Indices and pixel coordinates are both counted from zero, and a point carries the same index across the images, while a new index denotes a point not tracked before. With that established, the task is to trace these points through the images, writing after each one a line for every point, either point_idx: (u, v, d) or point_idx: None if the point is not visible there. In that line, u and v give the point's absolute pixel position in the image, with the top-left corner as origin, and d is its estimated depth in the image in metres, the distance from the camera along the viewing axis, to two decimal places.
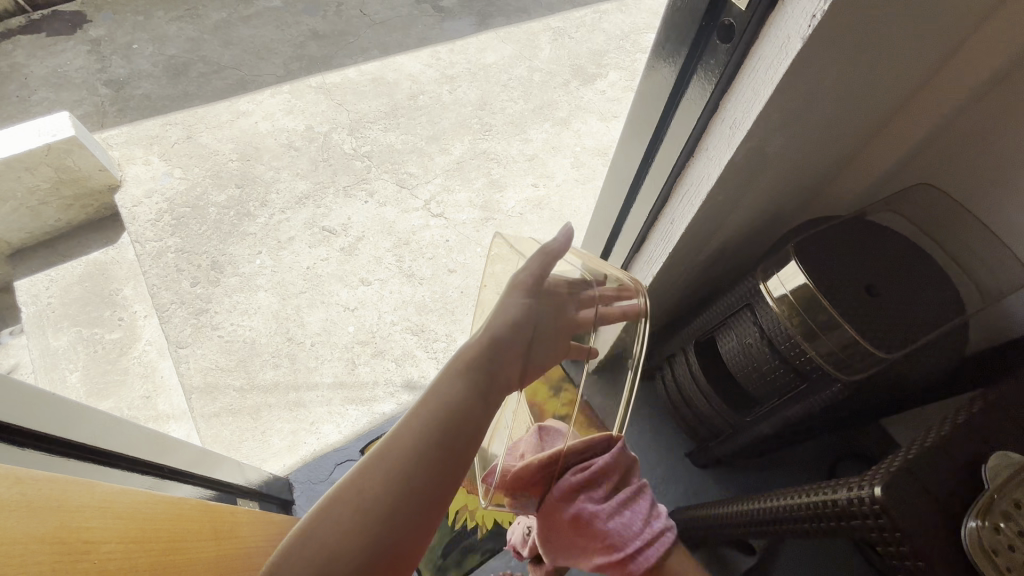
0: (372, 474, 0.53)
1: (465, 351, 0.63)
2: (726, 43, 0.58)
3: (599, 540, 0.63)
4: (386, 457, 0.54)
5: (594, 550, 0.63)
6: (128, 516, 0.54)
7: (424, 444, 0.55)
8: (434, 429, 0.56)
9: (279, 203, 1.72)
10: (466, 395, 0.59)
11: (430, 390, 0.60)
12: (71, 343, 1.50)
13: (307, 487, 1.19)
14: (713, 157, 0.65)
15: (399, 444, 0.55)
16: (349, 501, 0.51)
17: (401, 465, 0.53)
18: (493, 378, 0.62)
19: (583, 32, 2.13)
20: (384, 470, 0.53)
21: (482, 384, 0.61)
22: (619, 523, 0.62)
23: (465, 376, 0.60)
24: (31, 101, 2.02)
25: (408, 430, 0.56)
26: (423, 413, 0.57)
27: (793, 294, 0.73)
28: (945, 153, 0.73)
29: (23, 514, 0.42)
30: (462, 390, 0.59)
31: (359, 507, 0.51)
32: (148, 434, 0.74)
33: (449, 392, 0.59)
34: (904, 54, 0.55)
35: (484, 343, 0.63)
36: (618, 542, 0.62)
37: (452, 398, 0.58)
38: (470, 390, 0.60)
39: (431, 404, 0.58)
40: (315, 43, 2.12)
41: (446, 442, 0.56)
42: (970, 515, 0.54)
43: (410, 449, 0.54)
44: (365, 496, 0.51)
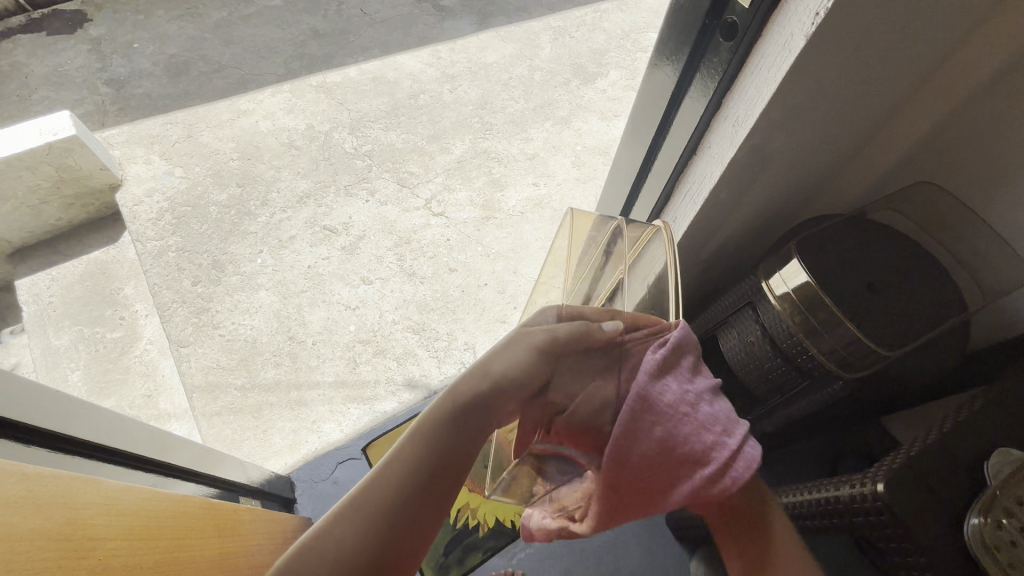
0: (346, 518, 0.48)
1: (459, 384, 0.52)
2: (729, 40, 0.58)
3: (699, 433, 0.48)
4: (362, 498, 0.49)
5: (691, 450, 0.48)
6: (133, 513, 0.54)
7: (403, 493, 0.49)
8: (416, 472, 0.50)
9: (280, 202, 1.72)
10: (455, 434, 0.51)
11: (419, 425, 0.52)
12: (72, 342, 1.48)
13: (309, 485, 1.19)
14: (715, 155, 0.66)
15: (377, 487, 0.49)
16: (318, 548, 0.48)
17: (377, 511, 0.48)
18: (485, 423, 0.52)
19: (584, 31, 2.13)
20: (360, 516, 0.48)
21: (473, 428, 0.51)
22: (712, 415, 0.49)
23: (455, 417, 0.51)
24: (31, 100, 2.02)
25: (390, 473, 0.50)
26: (405, 452, 0.51)
27: (796, 292, 0.72)
28: (947, 151, 0.73)
29: (29, 510, 0.42)
30: (449, 434, 0.51)
31: (330, 557, 0.47)
32: (153, 432, 0.74)
33: (435, 430, 0.51)
34: (907, 52, 0.56)
35: (480, 383, 0.51)
36: (720, 436, 0.48)
37: (439, 442, 0.51)
38: (460, 425, 0.51)
39: (415, 445, 0.51)
40: (315, 42, 2.12)
41: (426, 494, 0.49)
42: (972, 512, 0.54)
43: (386, 499, 0.49)
44: (335, 543, 0.47)
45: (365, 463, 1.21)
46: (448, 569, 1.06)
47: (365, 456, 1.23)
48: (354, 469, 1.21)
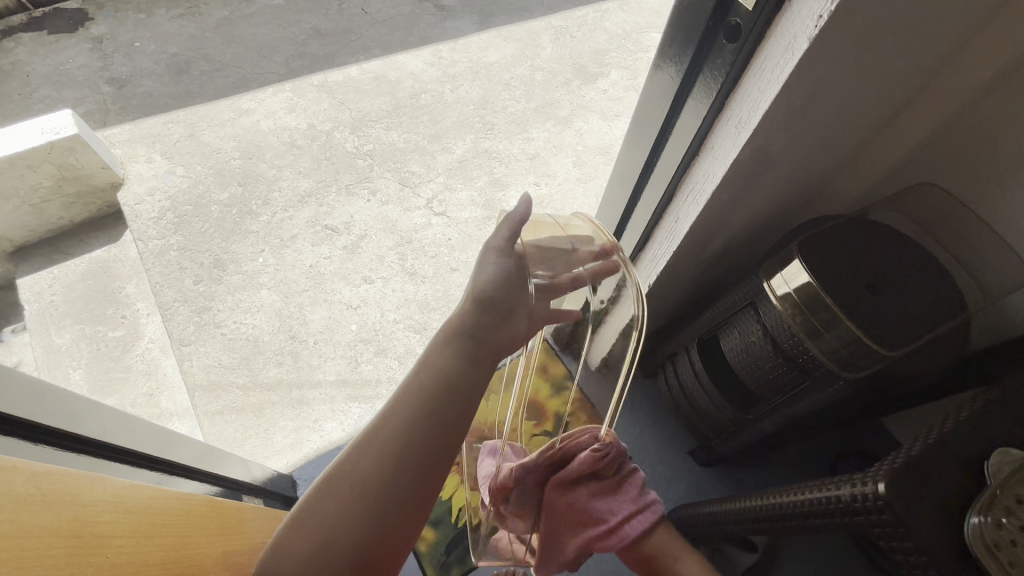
0: (365, 445, 0.55)
1: (454, 319, 0.62)
2: (732, 42, 0.58)
3: (594, 514, 0.67)
4: (378, 424, 0.57)
5: (589, 526, 0.67)
6: (140, 511, 0.55)
7: (417, 418, 0.56)
8: (423, 397, 0.57)
9: (281, 201, 1.73)
10: (457, 363, 0.60)
11: (423, 361, 0.60)
12: (75, 340, 1.50)
13: (311, 484, 1.19)
14: (718, 156, 0.66)
15: (391, 414, 0.57)
16: (350, 477, 0.54)
17: (391, 433, 0.55)
18: (480, 345, 0.61)
19: (585, 31, 2.13)
20: (379, 437, 0.55)
21: (469, 353, 0.60)
22: (607, 502, 0.68)
23: (454, 344, 0.60)
24: (32, 99, 2.02)
25: (401, 402, 0.57)
26: (413, 383, 0.58)
27: (797, 293, 0.73)
28: (947, 150, 0.73)
29: (38, 509, 0.42)
30: (449, 361, 0.59)
31: (355, 477, 0.54)
32: (157, 430, 0.74)
33: (441, 361, 0.59)
34: (910, 53, 0.56)
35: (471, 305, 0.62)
36: (606, 514, 0.67)
37: (442, 371, 0.59)
38: (459, 350, 0.60)
39: (421, 375, 0.59)
40: (316, 41, 2.12)
41: (438, 417, 0.57)
42: (972, 511, 0.54)
43: (401, 426, 0.56)
44: (359, 465, 0.54)
45: None
46: (449, 569, 1.06)
47: None
48: None
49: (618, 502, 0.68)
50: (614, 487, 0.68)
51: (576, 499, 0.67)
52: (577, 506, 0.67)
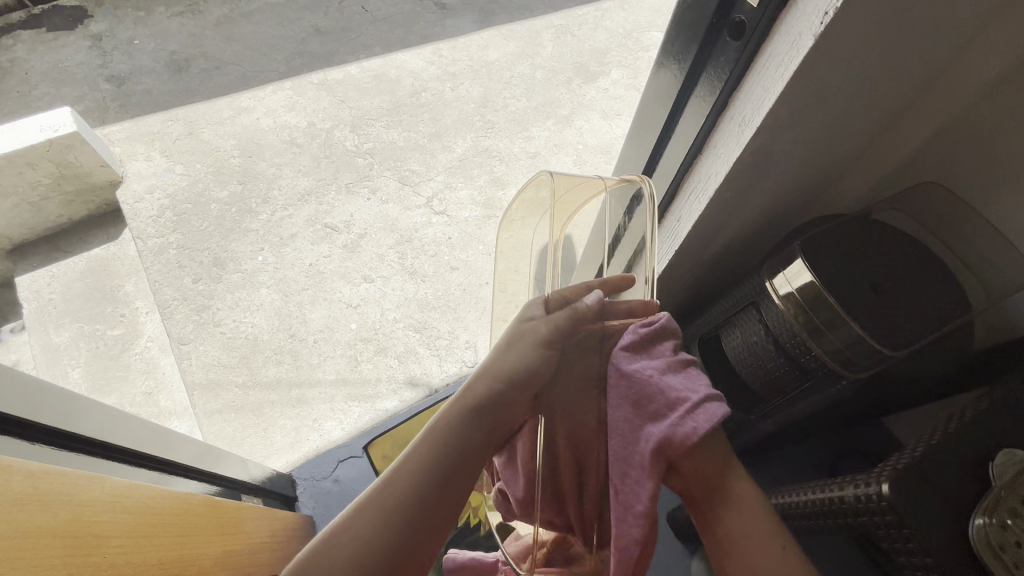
0: (369, 511, 0.51)
1: (476, 383, 0.57)
2: (737, 40, 0.58)
3: (664, 393, 0.54)
4: (382, 490, 0.52)
5: (661, 411, 0.54)
6: (139, 510, 0.54)
7: (428, 487, 0.52)
8: (433, 467, 0.52)
9: (281, 199, 1.72)
10: (473, 433, 0.55)
11: (438, 425, 0.55)
12: (73, 339, 1.49)
13: (311, 484, 1.18)
14: (720, 155, 0.65)
15: (396, 481, 0.52)
16: (348, 543, 0.49)
17: (398, 505, 0.51)
18: (500, 416, 0.56)
19: (586, 29, 2.13)
20: (385, 502, 0.51)
21: (488, 422, 0.55)
22: (677, 381, 0.55)
23: (473, 413, 0.55)
24: (32, 96, 2.01)
25: (413, 467, 0.53)
26: (422, 450, 0.54)
27: (800, 292, 0.73)
28: (949, 153, 0.73)
29: (35, 508, 0.42)
30: (467, 431, 0.55)
31: (356, 544, 0.49)
32: (156, 429, 0.74)
33: (453, 425, 0.55)
34: (914, 52, 0.55)
35: (498, 378, 0.57)
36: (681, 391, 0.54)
37: (458, 439, 0.54)
38: (479, 420, 0.55)
39: (433, 442, 0.54)
40: (316, 39, 2.11)
41: (450, 489, 0.52)
42: (977, 513, 0.54)
43: (412, 493, 0.51)
44: (361, 532, 0.50)
45: (367, 462, 1.20)
46: None
47: (367, 455, 1.22)
48: (356, 468, 1.20)
49: (689, 379, 0.56)
50: (679, 368, 0.57)
51: (637, 373, 0.55)
52: (644, 382, 0.55)
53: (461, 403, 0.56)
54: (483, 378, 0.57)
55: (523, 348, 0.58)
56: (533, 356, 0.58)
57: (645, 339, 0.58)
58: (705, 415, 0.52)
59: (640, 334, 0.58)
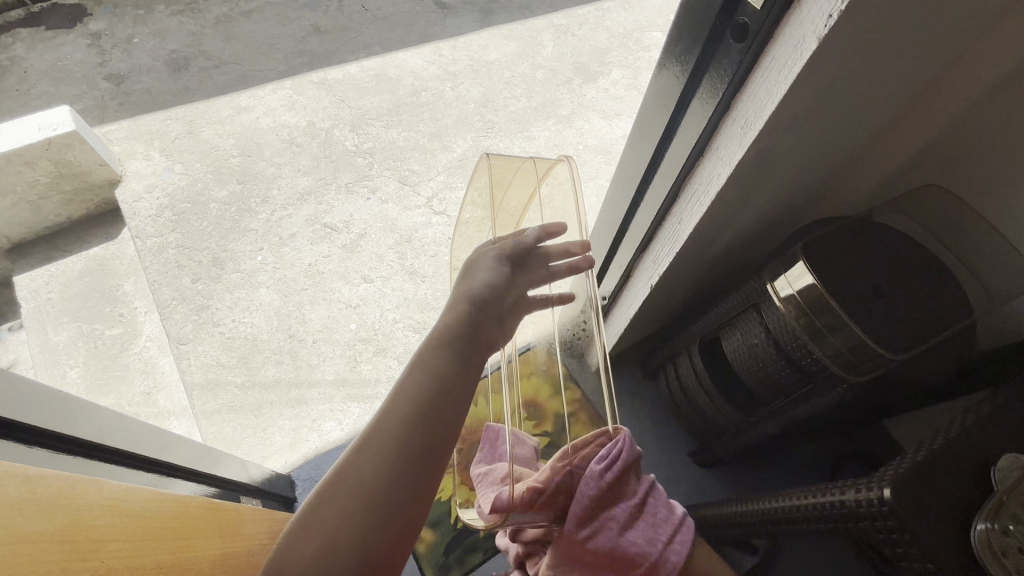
0: (364, 454, 0.54)
1: (445, 323, 0.65)
2: (740, 42, 0.57)
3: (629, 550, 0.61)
4: (373, 432, 0.55)
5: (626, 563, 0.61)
6: (136, 514, 0.54)
7: (414, 418, 0.56)
8: (421, 402, 0.57)
9: (280, 199, 1.72)
10: (450, 364, 0.61)
11: (416, 364, 0.61)
12: (72, 339, 1.50)
13: (310, 484, 1.18)
14: (723, 157, 0.65)
15: (386, 424, 0.56)
16: (347, 483, 0.52)
17: (391, 444, 0.54)
18: (470, 347, 0.64)
19: (587, 29, 2.12)
20: (376, 439, 0.55)
21: (462, 354, 0.63)
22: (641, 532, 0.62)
23: (446, 347, 0.62)
24: (31, 95, 2.01)
25: (398, 402, 0.57)
26: (408, 389, 0.58)
27: (801, 295, 0.72)
28: (951, 155, 0.73)
29: (31, 512, 0.42)
30: (443, 364, 0.61)
31: (356, 481, 0.52)
32: (154, 430, 0.74)
33: (436, 360, 0.61)
34: (918, 54, 0.55)
35: (465, 311, 0.66)
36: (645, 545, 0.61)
37: (437, 372, 0.60)
38: (451, 351, 0.62)
39: (416, 379, 0.59)
40: (316, 38, 2.11)
41: (433, 416, 0.57)
42: (980, 518, 0.54)
43: (400, 426, 0.55)
44: (359, 475, 0.53)
45: None
46: (448, 570, 1.06)
47: None
48: None
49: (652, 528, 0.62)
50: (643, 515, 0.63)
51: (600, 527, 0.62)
52: (608, 539, 0.62)
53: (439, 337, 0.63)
54: (456, 307, 0.67)
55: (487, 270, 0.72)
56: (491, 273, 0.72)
57: (610, 487, 0.62)
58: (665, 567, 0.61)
59: (606, 478, 0.62)
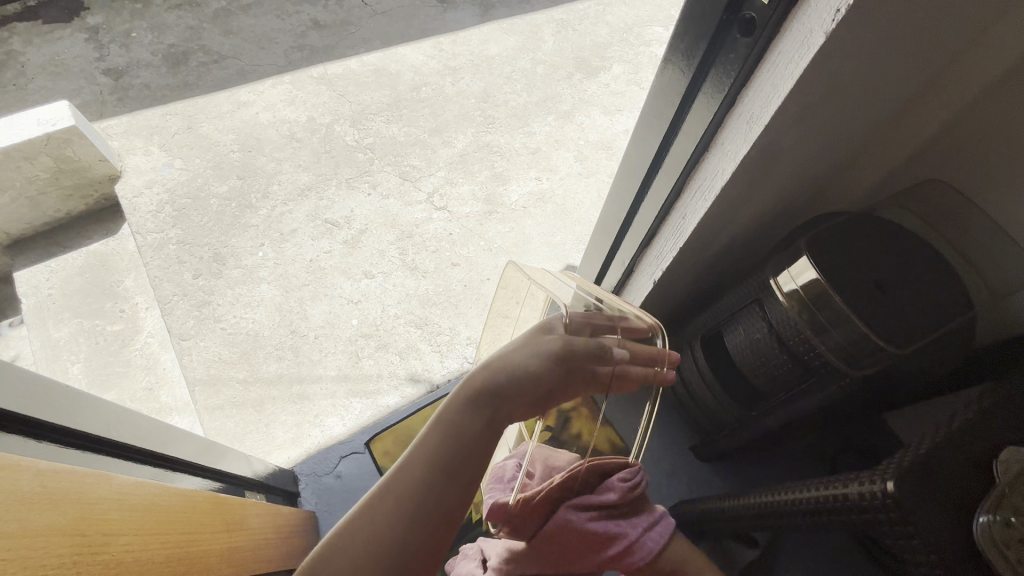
0: (377, 506, 0.53)
1: (474, 375, 0.60)
2: (747, 37, 0.57)
3: (611, 541, 0.61)
4: (389, 485, 0.55)
5: (605, 547, 0.61)
6: (144, 508, 0.54)
7: (430, 476, 0.55)
8: (436, 463, 0.55)
9: (280, 195, 1.71)
10: (473, 422, 0.57)
11: (439, 415, 0.58)
12: (73, 335, 1.50)
13: (313, 479, 1.18)
14: (728, 152, 0.65)
15: (403, 479, 0.55)
16: (360, 530, 0.52)
17: (405, 500, 0.53)
18: (501, 411, 0.58)
19: (586, 24, 2.12)
20: (391, 496, 0.54)
21: (489, 415, 0.58)
22: (628, 523, 0.62)
23: (473, 404, 0.58)
24: (28, 89, 1.99)
25: (417, 459, 0.56)
26: (428, 448, 0.56)
27: (804, 289, 0.73)
28: (950, 151, 0.73)
29: (43, 506, 0.42)
30: (467, 418, 0.57)
31: (368, 533, 0.52)
32: (158, 424, 0.73)
33: (459, 423, 0.57)
34: (923, 48, 0.55)
35: (493, 372, 0.59)
36: (627, 532, 0.61)
37: (458, 427, 0.57)
38: (476, 409, 0.58)
39: (435, 433, 0.57)
40: (316, 33, 2.10)
41: (450, 475, 0.55)
42: (982, 510, 0.55)
43: (418, 484, 0.54)
44: (370, 527, 0.52)
45: (369, 459, 1.20)
46: None
47: (369, 450, 1.22)
48: (358, 464, 1.20)
49: (638, 523, 0.62)
50: (636, 515, 0.63)
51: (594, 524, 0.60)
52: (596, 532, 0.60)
53: (463, 395, 0.59)
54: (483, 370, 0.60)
55: (520, 343, 0.60)
56: (532, 377, 0.58)
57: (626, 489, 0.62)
58: (641, 552, 0.61)
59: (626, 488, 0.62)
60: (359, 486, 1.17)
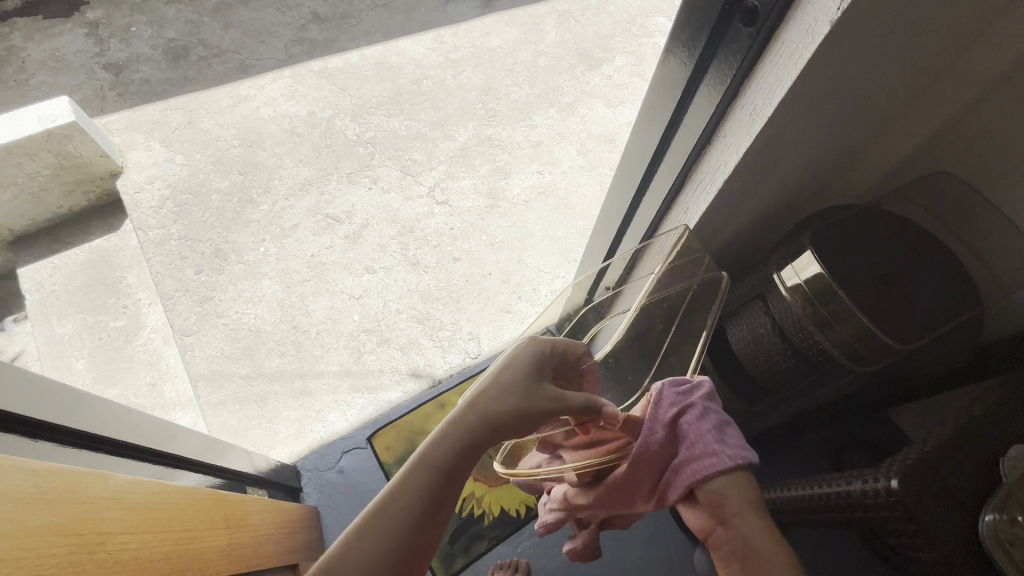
0: (358, 548, 0.48)
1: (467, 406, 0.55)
2: (748, 26, 0.54)
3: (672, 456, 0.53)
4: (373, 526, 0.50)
5: (669, 465, 0.53)
6: (142, 506, 0.54)
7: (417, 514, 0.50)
8: (424, 501, 0.51)
9: (281, 190, 1.71)
10: (461, 454, 0.53)
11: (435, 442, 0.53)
12: (76, 331, 1.51)
13: (315, 474, 1.19)
14: (730, 145, 0.64)
15: (388, 515, 0.50)
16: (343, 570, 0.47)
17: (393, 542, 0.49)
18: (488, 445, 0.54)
19: (590, 15, 2.09)
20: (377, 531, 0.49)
21: (476, 448, 0.53)
22: (689, 444, 0.52)
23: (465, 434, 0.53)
24: (29, 85, 1.99)
25: (402, 495, 0.51)
26: (412, 483, 0.52)
27: (808, 284, 0.72)
28: (956, 143, 0.72)
29: (37, 506, 0.42)
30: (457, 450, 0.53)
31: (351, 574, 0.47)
32: (159, 422, 0.73)
33: (446, 456, 0.52)
34: (929, 38, 0.54)
35: (481, 405, 0.54)
36: (686, 450, 0.52)
37: (449, 461, 0.52)
38: (466, 442, 0.53)
39: (420, 470, 0.52)
40: (316, 26, 2.08)
41: (435, 513, 0.51)
42: (987, 509, 0.54)
43: (403, 521, 0.50)
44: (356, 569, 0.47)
45: (371, 454, 1.20)
46: (453, 558, 1.08)
47: (371, 446, 1.22)
48: (360, 459, 1.20)
49: (696, 440, 0.52)
50: (696, 432, 0.52)
51: (647, 435, 0.54)
52: (649, 446, 0.53)
53: (460, 423, 0.54)
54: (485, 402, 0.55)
55: (516, 377, 0.56)
56: (526, 422, 0.54)
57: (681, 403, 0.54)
58: (702, 467, 0.50)
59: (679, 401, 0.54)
60: (361, 481, 1.17)
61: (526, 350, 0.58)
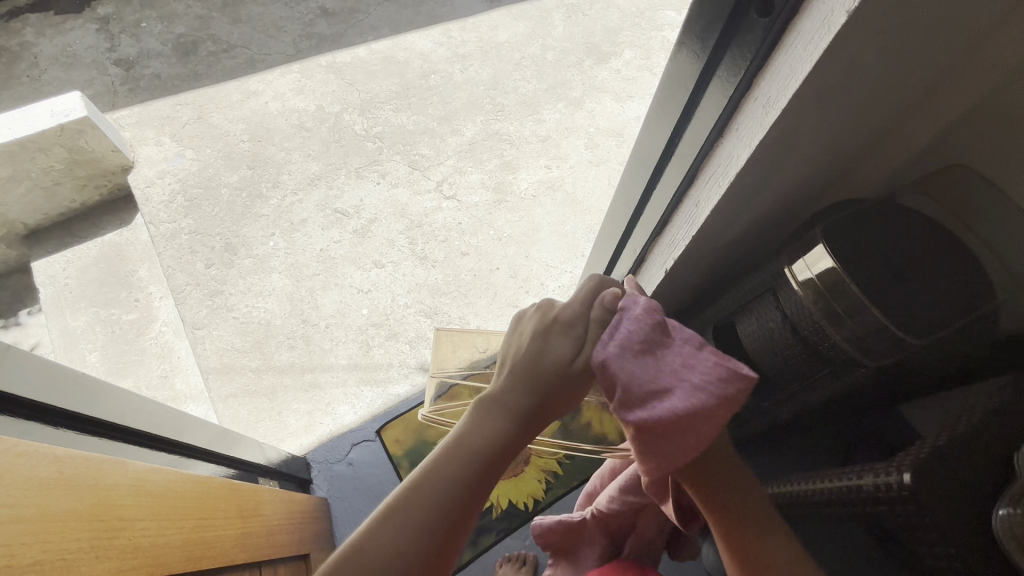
0: (394, 521, 0.48)
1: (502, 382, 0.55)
2: (764, 17, 0.54)
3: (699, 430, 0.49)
4: (421, 506, 0.48)
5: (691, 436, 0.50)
6: (160, 493, 0.55)
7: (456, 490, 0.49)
8: (460, 479, 0.50)
9: (290, 184, 1.72)
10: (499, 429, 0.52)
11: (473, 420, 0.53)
12: (89, 323, 1.53)
13: (325, 466, 1.20)
14: (743, 138, 0.63)
15: (422, 496, 0.49)
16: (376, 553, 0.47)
17: (430, 518, 0.48)
18: (523, 420, 0.53)
19: (598, 9, 2.07)
20: (412, 511, 0.48)
21: (510, 423, 0.53)
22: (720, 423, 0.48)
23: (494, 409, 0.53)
24: (42, 81, 2.02)
25: (438, 474, 0.50)
26: (457, 466, 0.50)
27: (819, 278, 0.72)
28: (971, 135, 0.68)
29: (60, 493, 0.42)
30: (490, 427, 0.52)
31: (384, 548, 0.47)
32: (172, 411, 0.74)
33: (480, 436, 0.52)
34: (941, 24, 0.52)
35: (514, 378, 0.54)
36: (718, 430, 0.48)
37: (483, 440, 0.52)
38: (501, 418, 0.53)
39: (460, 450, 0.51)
40: (324, 20, 2.08)
41: (473, 488, 0.50)
42: (1003, 504, 0.53)
43: (443, 502, 0.49)
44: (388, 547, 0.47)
45: (380, 447, 1.20)
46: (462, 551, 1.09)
47: (380, 438, 1.22)
48: (370, 451, 1.21)
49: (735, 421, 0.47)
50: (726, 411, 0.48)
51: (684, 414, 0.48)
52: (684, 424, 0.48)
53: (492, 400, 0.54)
54: (516, 376, 0.54)
55: (547, 346, 0.54)
56: (576, 393, 0.54)
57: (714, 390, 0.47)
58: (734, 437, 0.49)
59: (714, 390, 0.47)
60: (371, 474, 1.18)
61: (571, 312, 0.55)
